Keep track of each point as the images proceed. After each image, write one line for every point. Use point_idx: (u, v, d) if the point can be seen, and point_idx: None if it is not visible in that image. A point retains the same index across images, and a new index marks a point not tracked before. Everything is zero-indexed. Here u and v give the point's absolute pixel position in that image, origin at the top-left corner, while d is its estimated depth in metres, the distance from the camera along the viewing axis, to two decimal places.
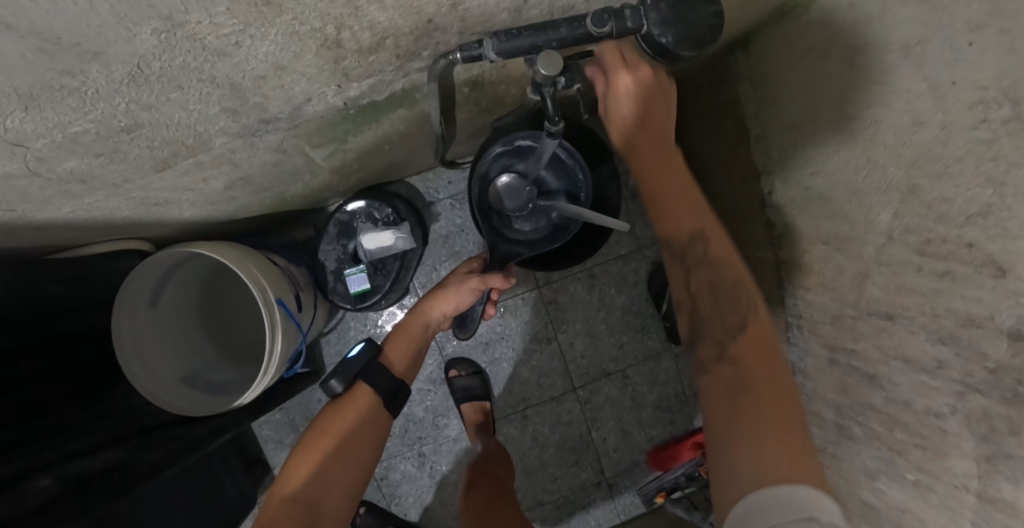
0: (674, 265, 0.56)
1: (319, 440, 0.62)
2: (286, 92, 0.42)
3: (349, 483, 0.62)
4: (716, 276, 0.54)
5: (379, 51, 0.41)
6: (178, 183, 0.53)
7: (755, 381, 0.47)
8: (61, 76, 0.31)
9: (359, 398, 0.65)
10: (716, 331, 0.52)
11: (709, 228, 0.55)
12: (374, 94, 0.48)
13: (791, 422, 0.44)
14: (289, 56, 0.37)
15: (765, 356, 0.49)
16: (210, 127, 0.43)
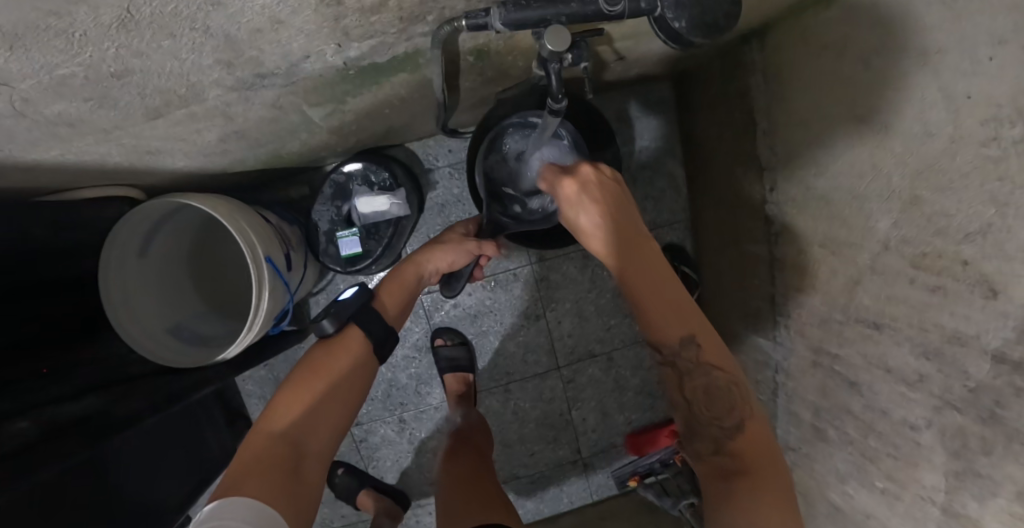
0: (665, 365, 0.59)
1: (311, 381, 0.62)
2: (283, 48, 0.40)
3: (337, 427, 0.62)
4: (710, 381, 0.57)
5: (382, 11, 0.39)
6: (171, 132, 0.52)
7: (752, 474, 0.52)
8: (48, 16, 0.31)
9: (352, 342, 0.65)
10: (715, 429, 0.56)
11: (694, 319, 0.59)
12: (376, 56, 0.47)
13: (778, 490, 0.50)
14: (287, 10, 0.36)
15: (760, 451, 0.54)
16: (204, 78, 0.42)
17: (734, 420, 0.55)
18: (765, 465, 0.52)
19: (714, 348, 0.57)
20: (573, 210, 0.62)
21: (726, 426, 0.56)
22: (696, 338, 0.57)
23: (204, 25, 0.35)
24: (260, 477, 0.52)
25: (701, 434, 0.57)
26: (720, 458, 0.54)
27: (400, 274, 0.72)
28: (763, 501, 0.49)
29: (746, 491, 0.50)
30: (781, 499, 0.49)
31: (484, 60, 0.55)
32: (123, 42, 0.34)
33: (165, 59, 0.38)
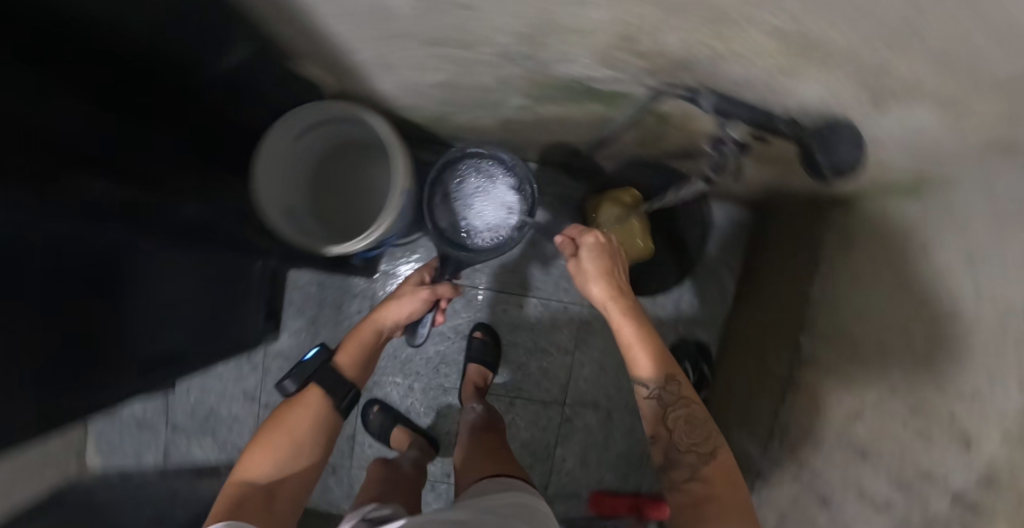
0: (649, 399, 0.71)
1: (274, 438, 0.72)
2: (560, 47, 0.54)
3: (304, 469, 0.72)
4: (690, 416, 0.70)
5: (646, 58, 0.54)
6: (415, 62, 0.65)
7: (721, 493, 0.62)
8: None
9: (311, 399, 0.77)
10: (692, 459, 0.67)
11: (670, 365, 0.73)
12: (599, 84, 0.61)
13: (741, 500, 0.62)
14: (601, 26, 0.49)
15: (728, 479, 0.64)
16: (492, 39, 0.55)
17: (700, 445, 0.68)
18: (728, 483, 0.64)
19: (682, 382, 0.72)
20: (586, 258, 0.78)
21: (695, 449, 0.68)
22: (672, 379, 0.71)
23: (537, 16, 0.49)
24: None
25: (679, 462, 0.68)
26: (694, 484, 0.64)
27: (355, 333, 0.84)
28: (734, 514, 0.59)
29: (713, 503, 0.61)
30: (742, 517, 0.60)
31: (658, 126, 0.68)
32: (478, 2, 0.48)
33: (486, 22, 0.52)
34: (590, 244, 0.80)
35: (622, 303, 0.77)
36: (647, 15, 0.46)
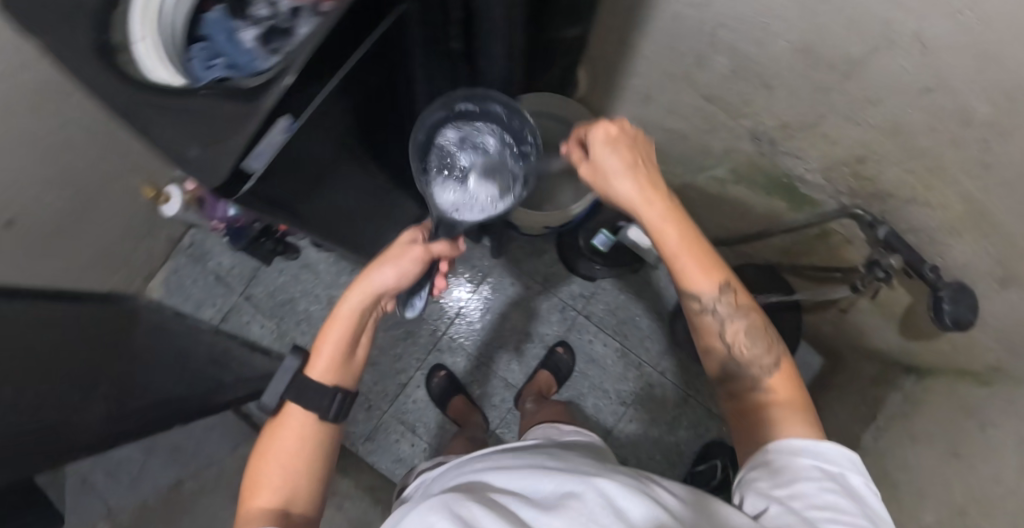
0: (706, 314, 0.56)
1: (261, 465, 0.56)
2: (800, 143, 0.74)
3: (308, 486, 0.56)
4: (735, 321, 0.55)
5: (859, 174, 0.72)
6: (668, 109, 0.84)
7: (784, 399, 0.53)
8: (789, 48, 0.64)
9: (292, 418, 0.57)
10: (755, 370, 0.55)
11: (724, 268, 0.55)
12: (807, 185, 0.79)
13: (797, 392, 0.53)
14: (847, 136, 0.69)
15: (791, 380, 0.55)
16: (753, 115, 0.74)
17: (752, 327, 0.56)
18: (792, 383, 0.54)
19: (745, 298, 0.56)
20: (605, 159, 0.53)
21: (767, 364, 0.55)
22: (731, 286, 0.54)
23: (808, 114, 0.69)
24: (259, 497, 0.54)
25: (735, 370, 0.56)
26: (759, 394, 0.54)
27: None
28: (783, 420, 0.51)
29: (777, 407, 0.52)
30: (795, 408, 0.52)
31: (818, 239, 0.86)
32: (778, 87, 0.69)
33: (770, 101, 0.71)
34: (622, 135, 0.55)
35: (657, 196, 0.53)
36: (889, 145, 0.66)
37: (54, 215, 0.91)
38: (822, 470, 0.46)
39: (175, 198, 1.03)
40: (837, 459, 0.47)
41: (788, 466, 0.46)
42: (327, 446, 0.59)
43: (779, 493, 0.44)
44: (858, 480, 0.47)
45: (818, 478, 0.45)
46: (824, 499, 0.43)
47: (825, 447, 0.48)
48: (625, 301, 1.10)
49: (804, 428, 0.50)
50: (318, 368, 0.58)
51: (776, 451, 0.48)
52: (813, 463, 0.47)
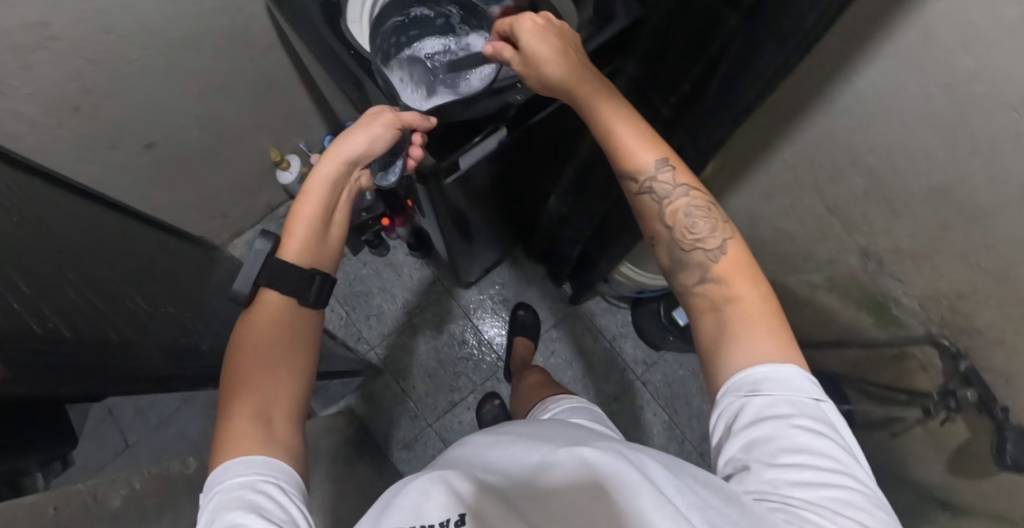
0: (645, 193, 0.59)
1: (237, 358, 0.56)
2: (905, 268, 0.81)
3: (286, 379, 0.57)
4: (683, 208, 0.58)
5: (953, 307, 0.78)
6: (788, 208, 0.92)
7: (748, 302, 0.52)
8: (920, 183, 0.71)
9: (268, 312, 0.59)
10: (700, 254, 0.57)
11: (665, 146, 0.59)
12: (899, 306, 0.85)
13: (757, 286, 0.54)
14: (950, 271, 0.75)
15: (745, 270, 0.55)
16: (869, 232, 0.82)
17: (700, 206, 0.59)
18: (747, 273, 0.54)
19: (684, 176, 0.58)
20: (538, 43, 0.57)
21: (710, 250, 0.57)
22: (668, 163, 0.58)
23: (925, 242, 0.76)
24: (232, 400, 0.54)
25: (686, 265, 0.58)
26: (709, 284, 0.55)
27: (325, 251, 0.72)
28: (747, 326, 0.50)
29: (731, 309, 0.52)
30: (760, 304, 0.52)
31: (892, 359, 0.92)
32: (904, 216, 0.76)
33: (890, 224, 0.79)
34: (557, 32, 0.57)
35: (583, 75, 0.58)
36: (989, 287, 0.72)
37: (190, 153, 0.98)
38: (792, 405, 0.46)
39: (295, 168, 1.10)
40: (805, 388, 0.47)
41: (745, 407, 0.47)
42: (305, 340, 0.61)
43: (749, 452, 0.45)
44: (826, 407, 0.47)
45: (790, 417, 0.45)
46: (788, 439, 0.44)
47: (797, 384, 0.47)
48: (683, 376, 1.13)
49: (776, 338, 0.50)
50: (293, 249, 0.62)
51: (735, 383, 0.48)
52: (780, 396, 0.46)
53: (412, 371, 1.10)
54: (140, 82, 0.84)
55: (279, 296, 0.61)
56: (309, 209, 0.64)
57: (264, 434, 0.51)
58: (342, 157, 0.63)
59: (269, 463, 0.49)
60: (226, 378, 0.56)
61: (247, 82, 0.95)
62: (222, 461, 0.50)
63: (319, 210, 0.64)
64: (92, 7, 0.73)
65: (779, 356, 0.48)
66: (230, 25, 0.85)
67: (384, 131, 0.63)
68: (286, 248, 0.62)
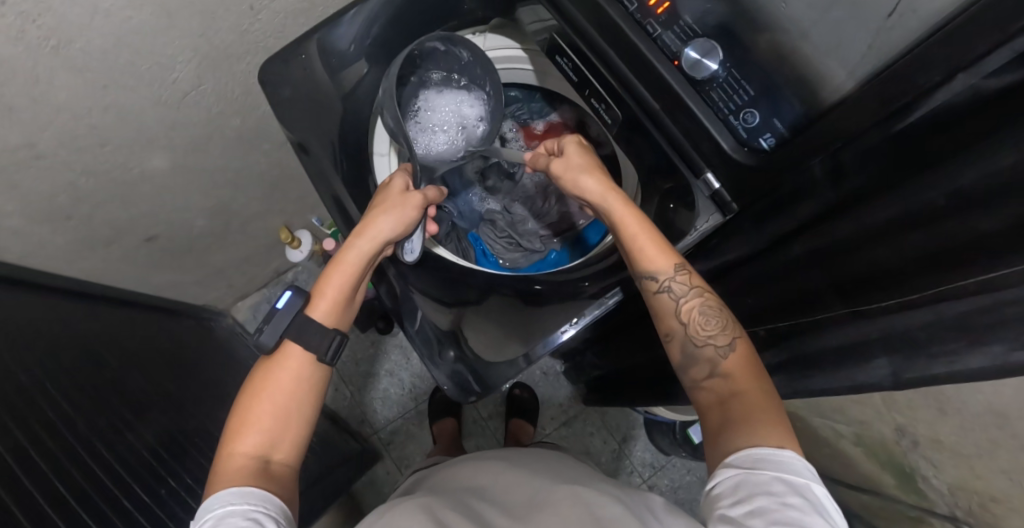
0: (659, 291, 0.57)
1: (251, 400, 0.55)
2: (941, 454, 0.77)
3: (293, 435, 0.55)
4: (697, 305, 0.56)
5: (987, 507, 0.74)
6: None
7: (751, 390, 0.51)
8: (971, 397, 0.67)
9: (291, 356, 0.57)
10: (711, 351, 0.54)
11: (681, 253, 0.57)
12: (926, 480, 0.82)
13: (770, 398, 0.50)
14: (991, 478, 0.71)
15: (751, 367, 0.53)
16: (906, 411, 0.79)
17: (722, 309, 0.56)
18: (751, 376, 0.52)
19: (698, 280, 0.56)
20: (563, 160, 0.63)
21: (720, 348, 0.54)
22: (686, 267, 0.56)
23: (968, 445, 0.72)
24: (243, 442, 0.52)
25: (696, 359, 0.55)
26: (718, 382, 0.53)
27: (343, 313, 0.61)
28: (758, 422, 0.48)
29: (741, 403, 0.50)
30: (771, 405, 0.50)
31: (909, 520, 0.89)
32: (953, 419, 0.72)
33: (931, 414, 0.75)
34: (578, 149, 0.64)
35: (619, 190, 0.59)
36: None
37: (192, 240, 0.93)
38: (786, 483, 0.43)
39: (305, 245, 1.05)
40: (797, 467, 0.44)
41: (740, 481, 0.44)
42: (320, 386, 0.59)
43: (736, 514, 0.42)
44: (820, 490, 0.43)
45: (780, 495, 0.42)
46: (779, 512, 0.41)
47: (792, 467, 0.44)
48: (689, 482, 1.15)
49: (779, 439, 0.47)
50: (322, 308, 0.59)
51: (733, 459, 0.46)
52: (774, 475, 0.43)
53: (415, 459, 1.13)
54: (141, 184, 0.77)
55: (303, 354, 0.57)
56: (342, 275, 0.60)
57: (261, 478, 0.50)
58: (381, 238, 0.60)
59: (262, 496, 0.48)
60: (238, 410, 0.54)
61: (254, 174, 0.91)
62: (215, 491, 0.49)
63: (356, 270, 0.60)
64: (85, 122, 0.65)
65: (777, 440, 0.46)
66: (240, 126, 0.81)
67: (411, 214, 0.62)
68: (316, 304, 0.59)
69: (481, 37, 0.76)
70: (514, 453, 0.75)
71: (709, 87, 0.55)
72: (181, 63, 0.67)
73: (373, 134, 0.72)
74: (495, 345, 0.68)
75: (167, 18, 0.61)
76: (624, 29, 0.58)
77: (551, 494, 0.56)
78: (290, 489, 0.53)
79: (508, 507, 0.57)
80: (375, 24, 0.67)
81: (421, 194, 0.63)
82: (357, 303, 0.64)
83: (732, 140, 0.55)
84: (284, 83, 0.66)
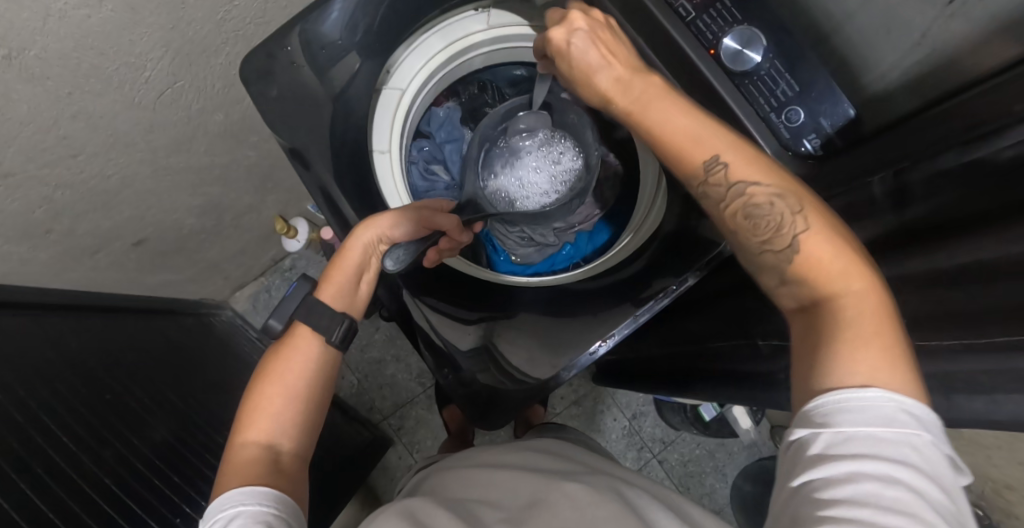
0: (704, 197, 0.48)
1: (259, 385, 0.54)
2: (956, 443, 0.78)
3: (298, 418, 0.53)
4: (750, 201, 0.46)
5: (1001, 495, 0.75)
6: None
7: (832, 288, 0.40)
8: None
9: (299, 345, 0.56)
10: (772, 255, 0.44)
11: (719, 136, 0.47)
12: None
13: (864, 301, 0.39)
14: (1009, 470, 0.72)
15: (832, 257, 0.41)
16: None
17: (780, 195, 0.45)
18: (837, 268, 0.41)
19: (740, 170, 0.46)
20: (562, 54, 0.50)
21: (782, 250, 0.44)
22: (721, 158, 0.46)
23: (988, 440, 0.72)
24: (248, 426, 0.51)
25: (762, 267, 0.46)
26: (789, 289, 0.43)
27: (343, 296, 0.58)
28: (832, 335, 0.38)
29: (817, 310, 0.40)
30: (867, 306, 0.38)
31: None
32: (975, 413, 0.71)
33: None
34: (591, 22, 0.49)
35: (635, 83, 0.49)
36: None
37: (182, 238, 0.89)
38: (865, 442, 0.33)
39: (301, 234, 1.06)
40: (892, 415, 0.33)
41: (806, 443, 0.35)
42: (327, 375, 0.57)
43: (803, 483, 0.34)
44: (925, 439, 0.33)
45: (863, 459, 0.33)
46: (850, 484, 0.32)
47: (881, 416, 0.34)
48: (699, 455, 1.18)
49: (875, 354, 0.36)
50: (329, 291, 0.58)
51: (806, 413, 0.36)
52: (854, 432, 0.34)
53: (425, 443, 1.15)
54: (124, 190, 0.72)
55: (314, 335, 0.56)
56: (343, 267, 0.58)
57: (263, 467, 0.48)
58: (374, 228, 0.57)
59: (270, 495, 0.45)
60: (249, 398, 0.53)
61: (246, 167, 0.85)
62: (222, 492, 0.46)
63: (358, 263, 0.58)
64: (53, 134, 0.58)
65: (864, 369, 0.35)
66: (224, 121, 0.74)
67: (410, 225, 0.58)
68: (323, 288, 0.58)
69: (484, 13, 0.68)
70: (509, 450, 0.72)
71: (749, 81, 0.51)
72: (153, 60, 0.60)
73: (371, 129, 0.67)
74: (529, 358, 0.65)
75: (133, 13, 0.53)
76: (655, 13, 0.53)
77: (550, 494, 0.55)
78: (300, 482, 0.50)
79: (505, 506, 0.55)
80: (368, 6, 0.60)
81: (425, 210, 0.59)
82: (358, 302, 0.60)
83: (775, 143, 0.52)
84: (270, 81, 0.59)
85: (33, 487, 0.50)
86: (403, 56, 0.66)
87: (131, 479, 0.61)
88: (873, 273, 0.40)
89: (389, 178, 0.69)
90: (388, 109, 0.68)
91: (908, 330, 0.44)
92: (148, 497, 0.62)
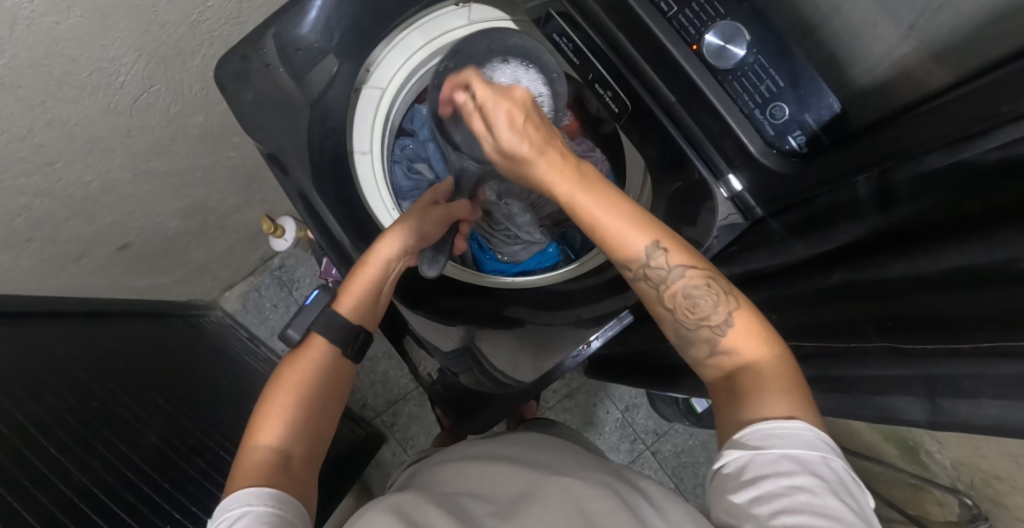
0: (641, 280, 0.50)
1: (274, 394, 0.54)
2: (945, 435, 0.78)
3: (309, 427, 0.53)
4: (686, 283, 0.48)
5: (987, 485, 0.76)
6: None
7: (756, 361, 0.45)
8: None
9: (310, 355, 0.56)
10: (707, 331, 0.48)
11: (655, 223, 0.49)
12: (930, 456, 0.84)
13: (778, 369, 0.44)
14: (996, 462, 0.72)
15: (757, 332, 0.46)
16: None
17: (711, 278, 0.48)
18: (755, 337, 0.46)
19: (680, 255, 0.48)
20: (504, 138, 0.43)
21: (717, 326, 0.47)
22: (663, 245, 0.48)
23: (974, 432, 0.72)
24: (259, 435, 0.51)
25: (692, 340, 0.49)
26: (721, 359, 0.47)
27: (365, 305, 0.59)
28: (758, 395, 0.43)
29: (746, 378, 0.45)
30: (779, 371, 0.44)
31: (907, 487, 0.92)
32: None
33: None
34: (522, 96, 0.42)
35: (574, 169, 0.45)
36: None
37: (168, 240, 0.89)
38: (795, 461, 0.38)
39: (288, 233, 1.01)
40: (812, 441, 0.39)
41: (746, 464, 0.39)
42: (337, 387, 0.57)
43: (745, 501, 0.37)
44: (838, 463, 0.38)
45: (793, 475, 0.37)
46: (783, 496, 0.36)
47: (802, 441, 0.39)
48: (692, 445, 1.18)
49: (785, 399, 0.42)
50: (347, 304, 0.58)
51: (741, 438, 0.41)
52: (782, 452, 0.38)
53: (419, 439, 1.15)
54: (104, 196, 0.71)
55: (326, 345, 0.57)
56: (365, 280, 0.58)
57: (276, 471, 0.47)
58: (401, 239, 0.58)
59: (276, 496, 0.44)
60: (261, 406, 0.53)
61: (229, 168, 0.85)
62: (233, 492, 0.45)
63: (381, 273, 0.59)
64: (28, 143, 0.57)
65: (784, 411, 0.41)
66: (204, 123, 0.73)
67: (437, 224, 0.62)
68: (341, 301, 0.58)
69: (465, 9, 0.67)
70: (505, 444, 0.71)
71: (732, 77, 0.50)
72: (126, 65, 0.58)
73: (351, 131, 0.66)
74: (514, 360, 0.65)
75: (103, 18, 0.52)
76: (636, 9, 0.52)
77: (543, 488, 0.53)
78: (309, 493, 0.49)
79: (498, 502, 0.54)
80: (344, 5, 0.58)
81: (443, 207, 0.63)
82: (379, 308, 0.61)
83: (759, 141, 0.52)
84: (246, 84, 0.58)
85: (20, 499, 0.50)
86: (383, 54, 0.65)
87: (119, 485, 0.62)
88: (778, 339, 0.47)
89: (372, 180, 0.69)
90: (368, 109, 0.67)
91: (885, 330, 0.44)
92: (136, 504, 0.62)
